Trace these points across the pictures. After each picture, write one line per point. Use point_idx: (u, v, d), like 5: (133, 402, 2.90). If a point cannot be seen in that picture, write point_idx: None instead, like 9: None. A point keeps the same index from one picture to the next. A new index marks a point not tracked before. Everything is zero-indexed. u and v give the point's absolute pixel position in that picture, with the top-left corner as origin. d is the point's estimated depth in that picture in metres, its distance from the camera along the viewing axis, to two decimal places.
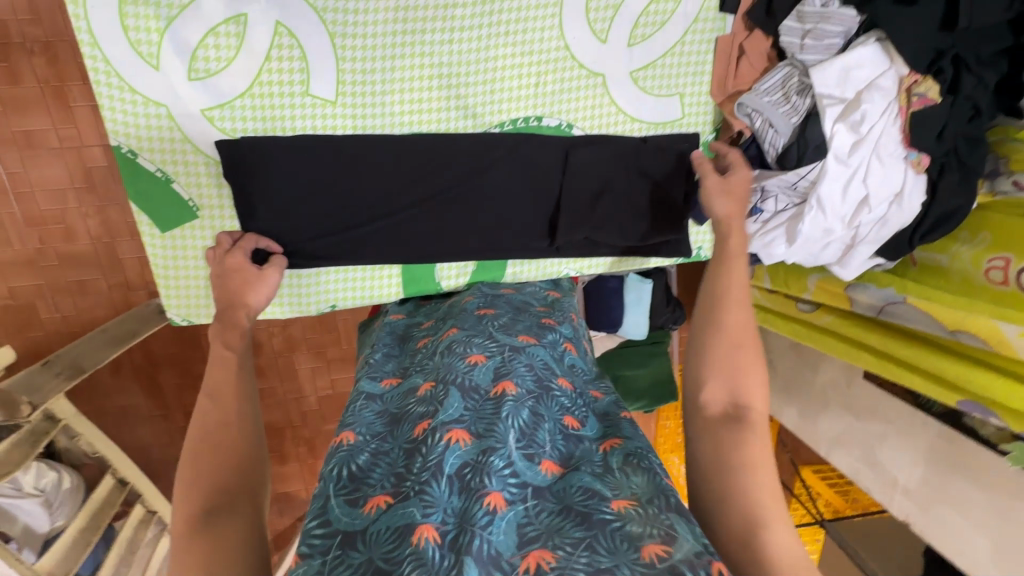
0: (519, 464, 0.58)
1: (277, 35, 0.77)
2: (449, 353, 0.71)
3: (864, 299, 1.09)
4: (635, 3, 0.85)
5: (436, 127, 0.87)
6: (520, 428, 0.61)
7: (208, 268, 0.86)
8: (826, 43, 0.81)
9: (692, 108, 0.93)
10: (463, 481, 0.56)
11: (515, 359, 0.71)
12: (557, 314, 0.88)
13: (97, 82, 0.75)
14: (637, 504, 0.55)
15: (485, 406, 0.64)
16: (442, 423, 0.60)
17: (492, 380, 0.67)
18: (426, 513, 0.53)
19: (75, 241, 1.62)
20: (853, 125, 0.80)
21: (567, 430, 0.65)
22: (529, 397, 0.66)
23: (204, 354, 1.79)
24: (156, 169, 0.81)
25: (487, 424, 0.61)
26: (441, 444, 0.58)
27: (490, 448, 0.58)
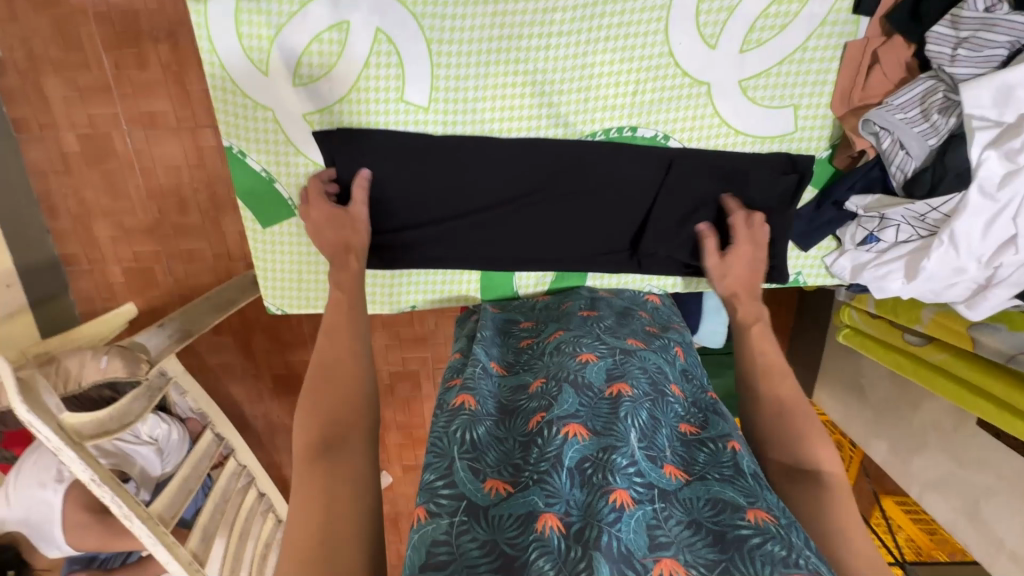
0: (644, 466, 0.57)
1: (377, 42, 0.78)
2: (560, 354, 0.73)
3: (991, 343, 0.95)
4: (753, 5, 0.77)
5: (530, 133, 0.84)
6: (640, 429, 0.62)
7: (303, 263, 0.91)
8: (985, 54, 0.69)
9: (806, 121, 0.84)
10: (585, 476, 0.56)
11: (627, 361, 0.72)
12: (659, 321, 0.88)
13: (214, 87, 0.80)
14: (775, 521, 0.53)
15: (601, 405, 0.65)
16: (559, 417, 0.62)
17: (606, 380, 0.69)
18: (549, 502, 0.53)
19: (186, 213, 1.78)
20: (1009, 154, 0.68)
21: (686, 437, 0.66)
22: (646, 399, 0.67)
23: (291, 323, 1.93)
24: (261, 170, 0.86)
25: (605, 422, 0.62)
26: (558, 437, 0.59)
27: (611, 446, 0.58)
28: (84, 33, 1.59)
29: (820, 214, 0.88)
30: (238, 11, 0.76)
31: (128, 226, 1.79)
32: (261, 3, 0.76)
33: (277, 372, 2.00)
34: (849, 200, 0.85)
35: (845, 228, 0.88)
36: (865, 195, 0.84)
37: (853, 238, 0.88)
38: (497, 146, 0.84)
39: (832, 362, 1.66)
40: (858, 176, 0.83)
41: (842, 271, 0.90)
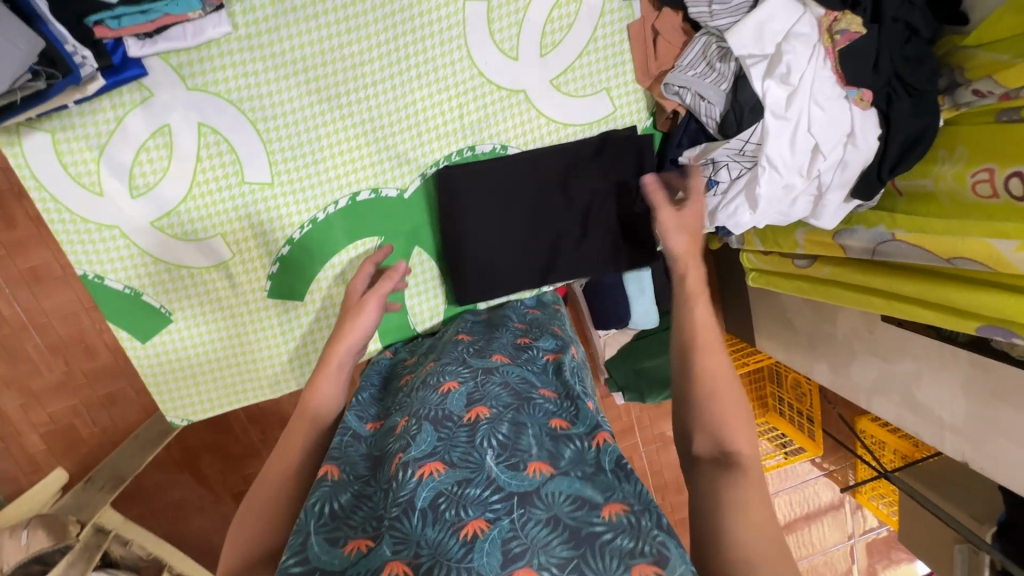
0: (501, 480, 0.57)
1: (202, 135, 0.81)
2: (424, 388, 0.71)
3: (855, 244, 1.04)
4: (536, 14, 0.85)
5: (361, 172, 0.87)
6: (498, 445, 0.60)
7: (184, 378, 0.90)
8: (734, 4, 0.79)
9: (622, 99, 0.92)
10: (438, 512, 0.54)
11: (489, 381, 0.71)
12: (534, 329, 0.88)
13: (52, 220, 0.80)
14: (628, 509, 0.54)
15: (459, 432, 0.63)
16: (415, 458, 0.59)
17: (466, 406, 0.67)
18: (397, 548, 0.52)
19: (96, 356, 1.70)
20: (782, 79, 0.78)
21: (555, 433, 0.64)
22: (507, 412, 0.65)
23: (237, 436, 1.84)
24: (124, 287, 0.85)
25: (462, 452, 0.60)
26: (412, 479, 0.57)
27: (465, 479, 0.57)
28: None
29: (662, 174, 0.94)
30: (56, 143, 0.77)
31: (36, 388, 1.70)
32: (77, 129, 0.77)
33: (237, 490, 1.89)
34: (681, 155, 0.92)
35: None
36: (693, 148, 0.91)
37: None
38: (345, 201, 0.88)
39: (759, 307, 1.73)
40: (680, 133, 0.91)
41: (703, 219, 0.96)
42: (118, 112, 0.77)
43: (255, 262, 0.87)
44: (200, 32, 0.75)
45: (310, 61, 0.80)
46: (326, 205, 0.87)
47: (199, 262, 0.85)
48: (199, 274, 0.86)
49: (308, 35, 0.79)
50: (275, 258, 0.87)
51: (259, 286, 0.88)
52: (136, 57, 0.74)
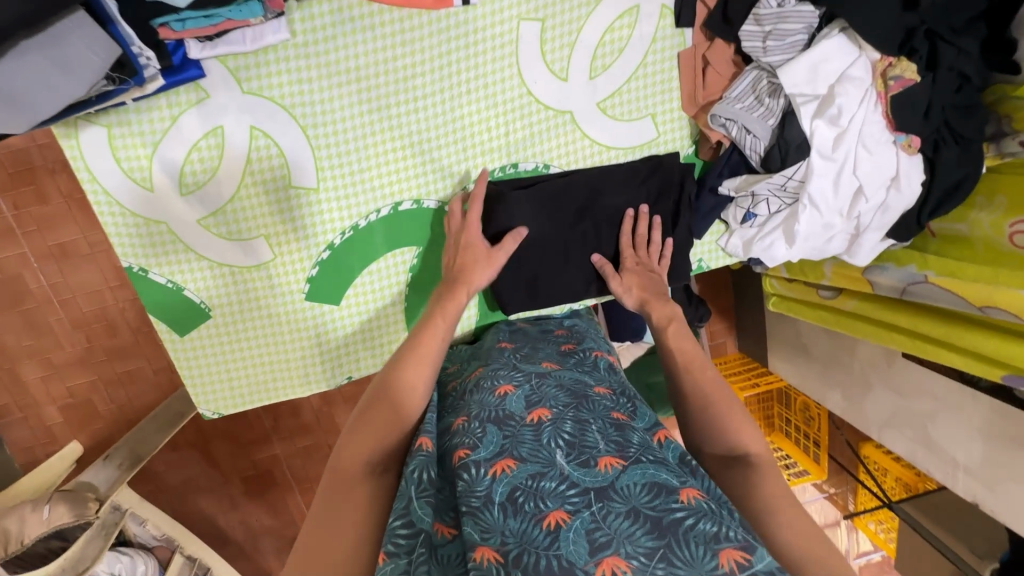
0: (574, 475, 0.59)
1: (254, 138, 0.82)
2: (479, 390, 0.74)
3: (884, 282, 1.05)
4: (589, 37, 0.85)
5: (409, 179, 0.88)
6: (565, 442, 0.63)
7: (218, 370, 0.91)
8: (790, 41, 0.79)
9: (666, 126, 0.92)
10: (517, 505, 0.57)
11: (544, 384, 0.74)
12: (576, 335, 0.93)
13: (102, 212, 0.81)
14: (705, 497, 0.56)
15: (524, 431, 0.66)
16: (485, 457, 0.62)
17: (526, 407, 0.70)
18: (484, 534, 0.55)
19: (117, 335, 1.73)
20: (832, 120, 0.78)
21: (618, 422, 0.67)
22: (567, 411, 0.69)
23: (249, 422, 1.87)
24: (167, 281, 0.86)
25: (531, 448, 0.63)
26: (486, 477, 0.60)
27: (539, 472, 0.60)
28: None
29: (700, 203, 0.95)
30: (112, 137, 0.79)
31: (57, 362, 1.73)
32: (134, 126, 0.78)
33: (246, 474, 1.93)
34: (722, 184, 0.92)
35: (726, 210, 0.95)
36: (734, 178, 0.91)
37: (735, 218, 0.95)
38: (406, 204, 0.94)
39: (774, 330, 1.74)
40: (723, 163, 0.91)
41: (737, 249, 0.97)
42: (174, 110, 0.79)
43: (296, 264, 0.88)
44: (259, 37, 0.76)
45: (366, 70, 0.81)
46: (368, 213, 0.88)
47: (242, 260, 0.87)
48: (236, 275, 0.87)
49: (367, 43, 0.80)
50: (316, 261, 0.89)
51: (298, 288, 0.89)
52: (195, 59, 0.75)
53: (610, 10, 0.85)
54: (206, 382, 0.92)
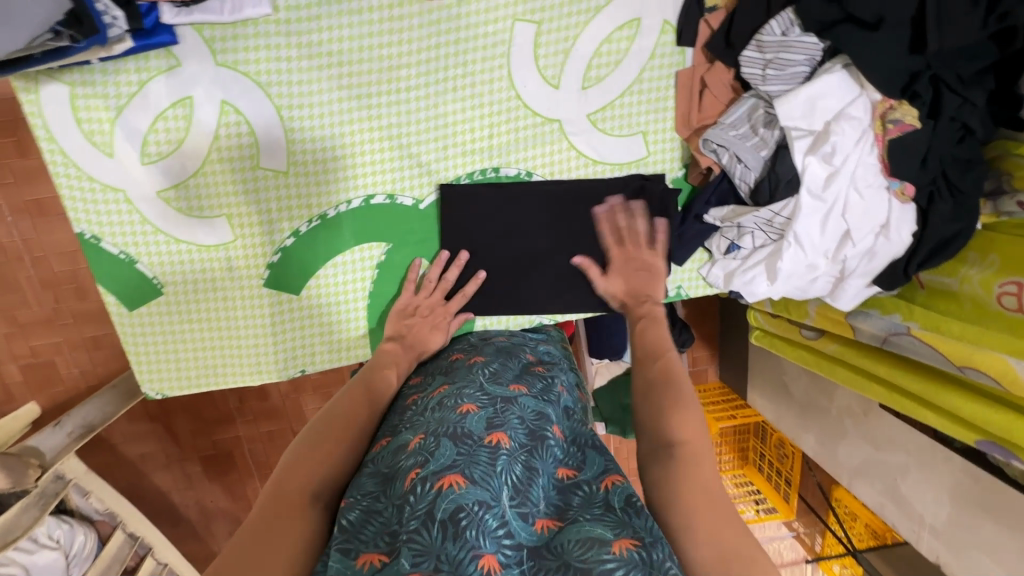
0: (513, 524, 0.54)
1: (224, 114, 0.78)
2: (440, 408, 0.69)
3: (866, 329, 1.02)
4: (585, 46, 0.82)
5: (387, 173, 0.85)
6: (513, 484, 0.58)
7: (166, 351, 0.87)
8: (790, 72, 0.76)
9: (657, 146, 0.89)
10: (458, 528, 0.51)
11: (508, 410, 0.68)
12: (546, 361, 0.87)
13: (57, 174, 0.77)
14: (639, 545, 0.52)
15: (480, 451, 0.60)
16: (435, 471, 0.57)
17: (486, 428, 0.64)
18: (416, 561, 0.50)
19: (87, 298, 1.69)
20: (825, 158, 0.75)
21: (563, 483, 0.62)
22: (522, 451, 0.62)
23: (214, 401, 1.83)
24: (119, 252, 0.82)
25: (484, 471, 0.57)
26: (431, 491, 0.55)
27: (486, 500, 0.54)
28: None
29: (684, 228, 0.91)
30: (74, 97, 0.75)
31: (23, 320, 1.68)
32: (98, 88, 0.75)
33: (205, 454, 1.88)
34: (708, 213, 0.89)
35: (711, 239, 0.92)
36: (722, 207, 0.88)
37: (719, 248, 0.91)
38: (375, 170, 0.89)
39: (756, 364, 1.71)
40: (710, 191, 0.87)
41: (718, 281, 0.94)
42: (142, 76, 0.75)
43: (257, 249, 0.85)
44: (239, 9, 0.72)
45: (349, 55, 0.78)
46: (338, 203, 0.85)
47: (201, 237, 0.83)
48: (194, 253, 0.83)
49: (355, 28, 0.76)
50: (278, 248, 0.85)
51: (257, 274, 0.86)
52: (168, 25, 0.72)
53: (609, 20, 0.82)
54: (155, 364, 0.88)
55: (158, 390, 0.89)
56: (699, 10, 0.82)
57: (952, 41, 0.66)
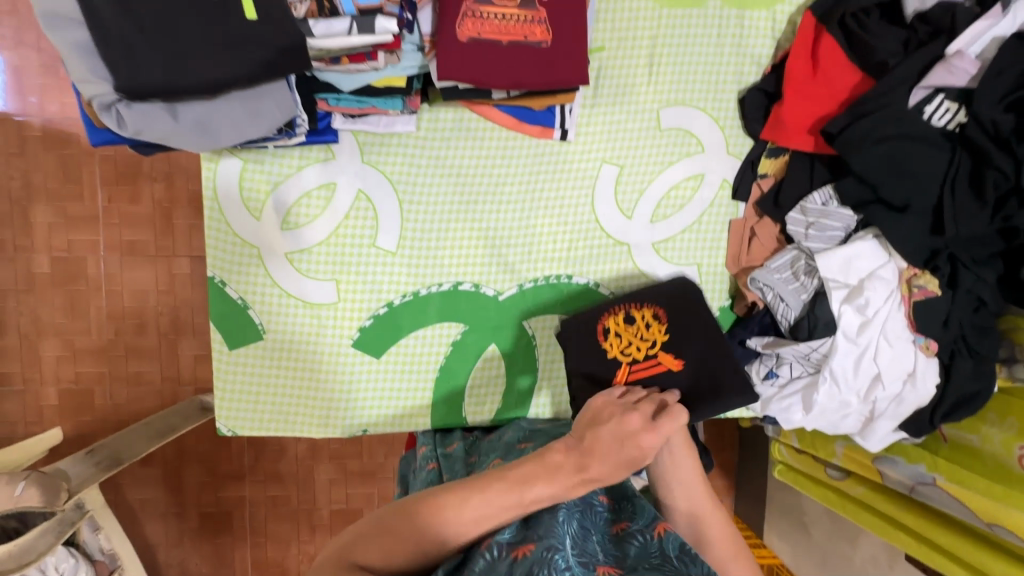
0: (577, 568, 0.64)
1: (357, 200, 0.94)
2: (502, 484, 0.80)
3: (893, 475, 1.07)
4: (657, 189, 1.00)
5: (477, 266, 0.98)
6: (574, 538, 0.69)
7: (249, 391, 0.96)
8: (829, 234, 0.92)
9: (708, 277, 1.03)
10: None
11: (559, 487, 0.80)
12: None
13: (210, 226, 0.92)
14: None
15: (541, 518, 0.71)
16: (505, 540, 0.68)
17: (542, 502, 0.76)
18: None
19: (144, 335, 1.79)
20: (859, 308, 0.88)
21: (618, 535, 0.73)
22: (577, 513, 0.75)
23: (230, 455, 1.83)
24: (238, 298, 0.94)
25: (545, 531, 0.68)
26: (506, 556, 0.66)
27: (553, 548, 0.65)
28: (87, 169, 1.74)
29: None
30: (244, 170, 0.92)
31: (79, 346, 1.78)
32: (265, 166, 0.92)
33: (205, 510, 1.85)
34: (750, 339, 0.99)
35: (751, 365, 1.01)
36: (763, 336, 0.99)
37: (759, 373, 0.99)
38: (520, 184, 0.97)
39: (775, 500, 1.70)
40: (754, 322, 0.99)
41: (754, 404, 1.02)
42: (302, 162, 0.93)
43: (354, 312, 0.96)
44: (391, 124, 0.91)
45: (466, 169, 0.96)
46: (431, 284, 0.98)
47: (310, 295, 0.95)
48: (299, 309, 0.95)
49: (475, 149, 0.95)
50: (372, 314, 0.97)
51: (348, 333, 0.96)
52: (335, 127, 0.91)
53: (677, 172, 1.01)
54: (236, 403, 0.96)
55: (231, 429, 0.95)
56: (752, 175, 1.01)
57: (965, 229, 0.81)
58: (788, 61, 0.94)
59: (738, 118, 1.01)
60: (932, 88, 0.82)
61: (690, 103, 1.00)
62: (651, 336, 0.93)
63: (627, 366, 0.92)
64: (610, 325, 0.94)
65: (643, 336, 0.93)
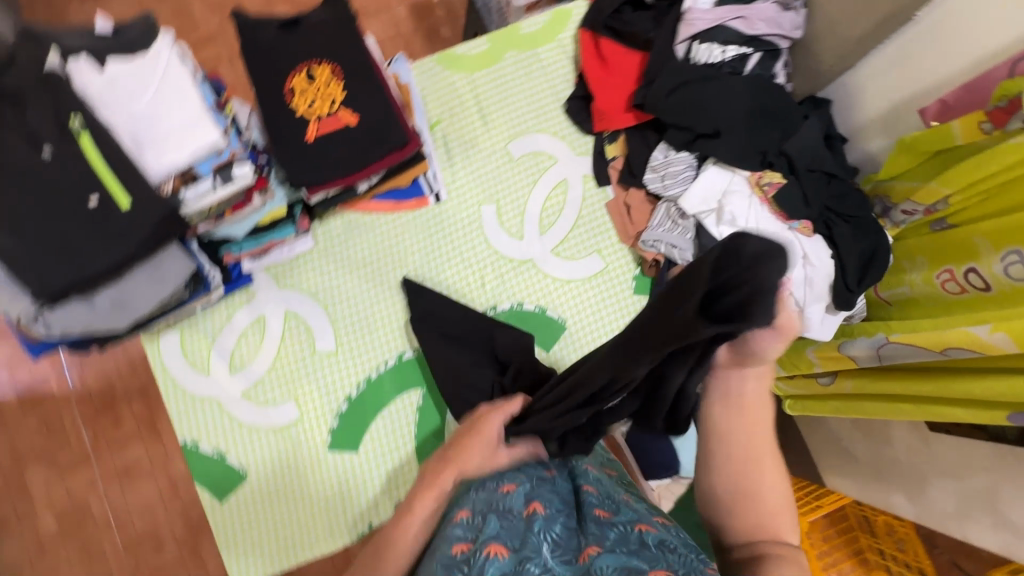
0: (555, 568, 0.65)
1: (289, 321, 1.05)
2: (485, 488, 0.78)
3: (859, 352, 1.11)
4: (534, 206, 1.14)
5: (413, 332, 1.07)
6: (552, 539, 0.69)
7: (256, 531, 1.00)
8: (681, 177, 1.05)
9: (611, 255, 1.13)
10: None
11: (543, 485, 0.79)
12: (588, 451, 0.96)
13: (169, 396, 1.01)
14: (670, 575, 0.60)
15: (519, 522, 0.71)
16: (484, 538, 0.69)
17: (524, 501, 0.75)
18: None
19: (163, 551, 1.58)
20: (731, 224, 1.00)
21: (598, 520, 0.72)
22: (560, 513, 0.74)
23: None
24: (214, 451, 1.01)
25: (520, 535, 0.69)
26: (482, 556, 0.65)
27: (526, 558, 0.65)
28: (63, 405, 1.62)
29: None
30: (183, 338, 1.03)
31: None
32: (199, 327, 1.03)
33: None
34: None
35: None
36: None
37: None
38: (287, 157, 0.91)
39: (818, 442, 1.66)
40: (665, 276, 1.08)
41: None
42: (230, 310, 1.04)
43: (320, 418, 1.03)
44: (293, 248, 1.06)
45: (371, 254, 1.09)
46: (378, 365, 1.05)
47: (276, 420, 1.02)
48: (270, 436, 1.01)
49: (372, 238, 1.09)
50: (336, 413, 1.03)
51: (322, 439, 1.02)
52: (247, 271, 1.04)
53: (545, 186, 1.15)
54: (243, 547, 1.00)
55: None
56: (605, 162, 1.15)
57: (759, 135, 0.98)
58: (585, 68, 1.13)
59: (572, 125, 1.17)
60: (687, 40, 1.00)
61: (529, 131, 1.16)
62: (331, 93, 0.93)
63: (314, 120, 0.92)
64: (293, 84, 0.93)
65: (323, 92, 0.92)
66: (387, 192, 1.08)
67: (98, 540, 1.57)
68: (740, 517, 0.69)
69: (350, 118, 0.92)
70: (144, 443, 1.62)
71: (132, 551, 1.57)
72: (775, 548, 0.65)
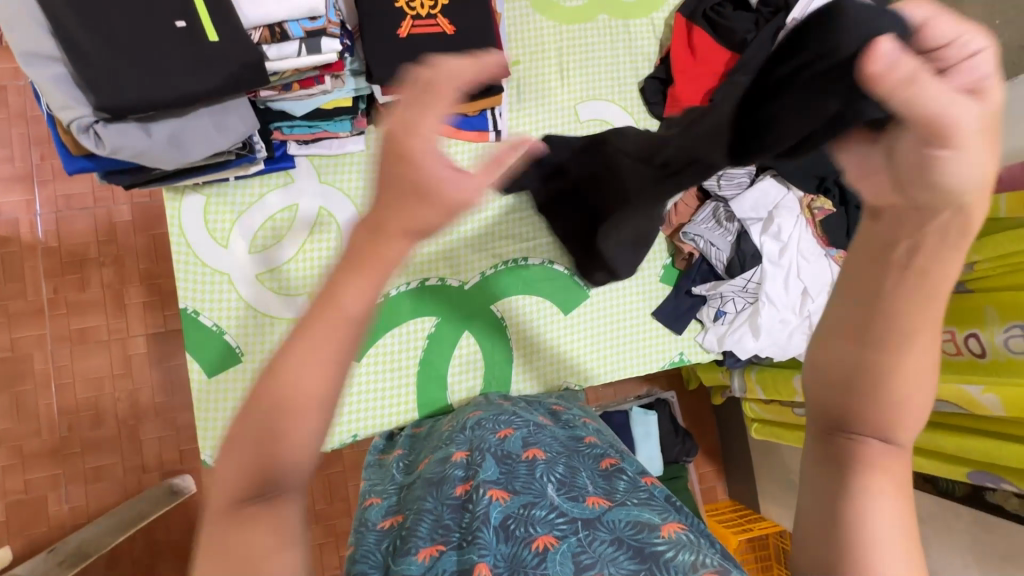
0: (564, 505, 0.63)
1: (320, 217, 1.02)
2: (482, 428, 0.80)
3: None
4: None
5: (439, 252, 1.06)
6: (557, 480, 0.68)
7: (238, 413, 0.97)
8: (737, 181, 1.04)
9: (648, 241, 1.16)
10: (509, 530, 0.61)
11: (540, 432, 0.80)
12: (566, 404, 1.00)
13: (178, 260, 0.96)
14: (684, 528, 0.59)
15: (520, 467, 0.70)
16: (484, 481, 0.68)
17: (523, 446, 0.75)
18: (480, 554, 0.59)
19: (101, 426, 1.44)
20: (775, 236, 1.02)
21: (606, 471, 0.73)
22: (561, 456, 0.74)
23: None
24: (213, 324, 0.97)
25: (524, 481, 0.68)
26: (485, 497, 0.66)
27: (531, 502, 0.64)
28: (24, 248, 1.44)
29: (678, 301, 1.12)
30: (207, 205, 0.98)
31: (25, 450, 1.41)
32: (228, 197, 0.99)
33: None
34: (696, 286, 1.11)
35: (700, 309, 1.12)
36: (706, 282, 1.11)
37: (709, 316, 1.12)
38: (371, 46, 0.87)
39: (764, 472, 1.71)
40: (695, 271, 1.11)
41: (712, 344, 1.12)
42: (264, 189, 1.00)
43: None
44: (343, 145, 1.02)
45: None
46: (399, 284, 1.04)
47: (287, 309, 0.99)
48: (277, 325, 0.99)
49: None
50: None
51: None
52: (291, 154, 1.00)
53: None
54: (220, 427, 0.96)
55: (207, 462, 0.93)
56: None
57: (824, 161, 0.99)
58: (672, 53, 1.13)
59: (642, 105, 1.18)
60: None
61: (601, 98, 1.16)
62: None
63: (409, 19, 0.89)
64: None
65: None
66: (451, 116, 1.06)
67: (32, 399, 1.42)
68: (864, 403, 0.42)
69: (447, 27, 0.89)
70: (106, 314, 1.47)
71: (66, 419, 1.43)
72: (879, 458, 0.42)
